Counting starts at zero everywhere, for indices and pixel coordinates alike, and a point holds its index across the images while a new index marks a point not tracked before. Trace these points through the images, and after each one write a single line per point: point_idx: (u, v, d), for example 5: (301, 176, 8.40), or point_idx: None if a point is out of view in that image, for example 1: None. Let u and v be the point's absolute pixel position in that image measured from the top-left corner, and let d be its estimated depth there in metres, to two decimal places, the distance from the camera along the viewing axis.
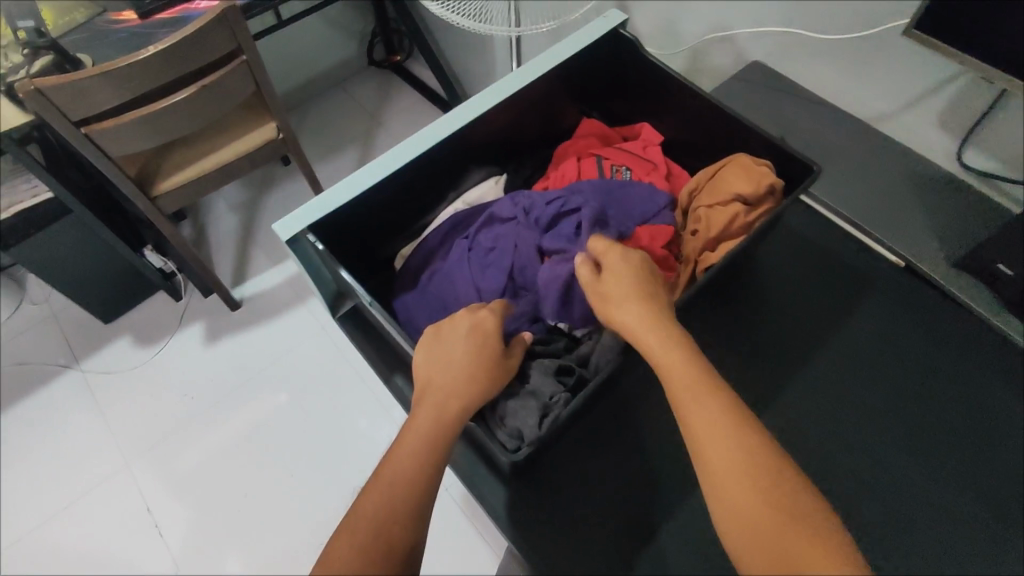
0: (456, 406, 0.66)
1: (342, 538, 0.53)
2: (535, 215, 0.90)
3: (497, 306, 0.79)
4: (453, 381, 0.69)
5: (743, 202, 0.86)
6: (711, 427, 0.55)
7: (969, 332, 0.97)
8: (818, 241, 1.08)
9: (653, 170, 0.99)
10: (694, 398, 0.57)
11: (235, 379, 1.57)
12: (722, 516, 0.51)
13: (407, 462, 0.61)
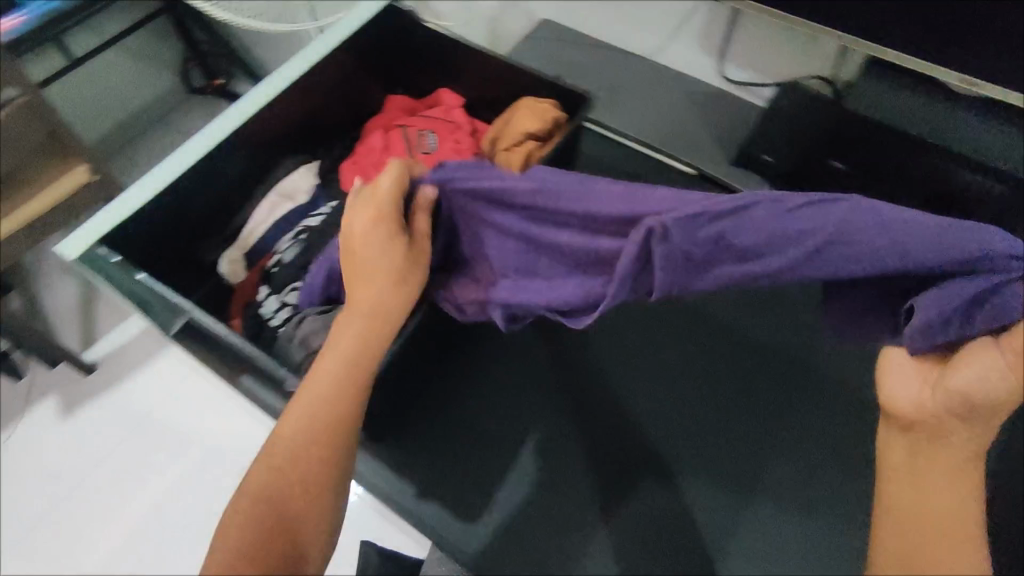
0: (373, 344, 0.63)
1: (247, 500, 0.54)
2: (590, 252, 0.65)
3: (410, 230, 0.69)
4: (370, 316, 0.64)
5: (536, 139, 0.94)
6: (943, 488, 0.42)
7: None
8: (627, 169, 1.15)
9: (456, 130, 1.03)
10: (953, 450, 0.42)
11: (95, 467, 1.13)
12: (887, 529, 0.43)
13: (314, 418, 0.58)
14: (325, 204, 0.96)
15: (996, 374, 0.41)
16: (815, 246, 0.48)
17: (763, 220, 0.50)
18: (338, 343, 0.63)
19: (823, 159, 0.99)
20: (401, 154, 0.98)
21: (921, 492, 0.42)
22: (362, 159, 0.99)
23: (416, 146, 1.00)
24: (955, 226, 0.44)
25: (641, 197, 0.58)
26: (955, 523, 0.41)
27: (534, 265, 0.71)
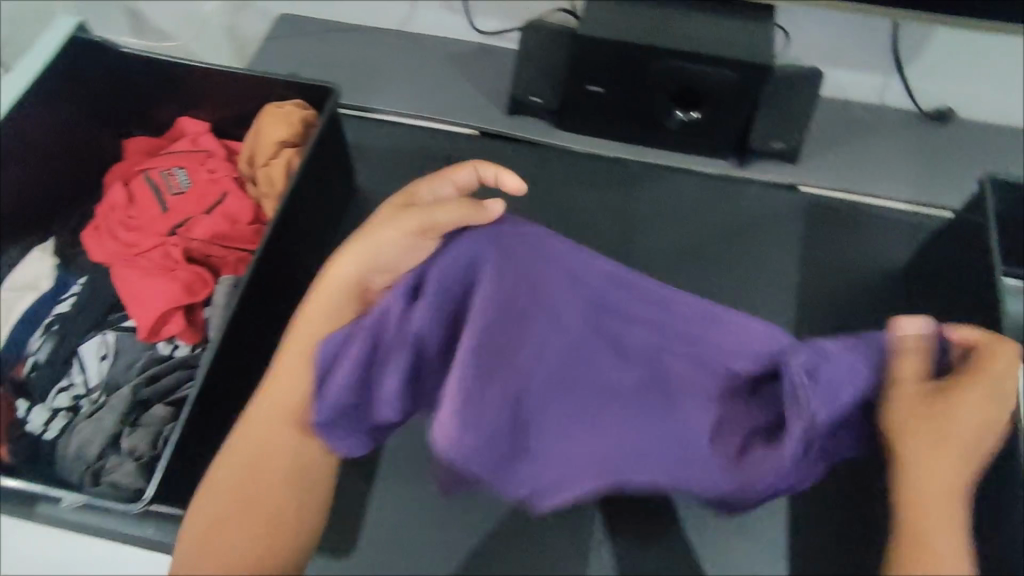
0: (323, 363, 0.64)
1: (225, 507, 0.61)
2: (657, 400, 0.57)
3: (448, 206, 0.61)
4: (344, 315, 0.65)
5: (293, 146, 0.88)
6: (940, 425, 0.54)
7: (546, 158, 1.09)
8: (411, 147, 1.10)
9: (209, 158, 0.93)
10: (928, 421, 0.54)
11: None
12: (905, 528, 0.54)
13: (270, 436, 0.63)
14: (72, 284, 0.83)
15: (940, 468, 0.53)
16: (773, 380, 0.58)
17: (632, 343, 0.58)
18: (300, 368, 0.64)
19: (580, 84, 1.01)
20: (150, 203, 0.87)
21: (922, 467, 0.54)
22: (105, 220, 0.86)
23: (165, 188, 0.88)
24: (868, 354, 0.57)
25: (571, 382, 0.56)
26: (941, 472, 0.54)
27: (491, 422, 0.53)
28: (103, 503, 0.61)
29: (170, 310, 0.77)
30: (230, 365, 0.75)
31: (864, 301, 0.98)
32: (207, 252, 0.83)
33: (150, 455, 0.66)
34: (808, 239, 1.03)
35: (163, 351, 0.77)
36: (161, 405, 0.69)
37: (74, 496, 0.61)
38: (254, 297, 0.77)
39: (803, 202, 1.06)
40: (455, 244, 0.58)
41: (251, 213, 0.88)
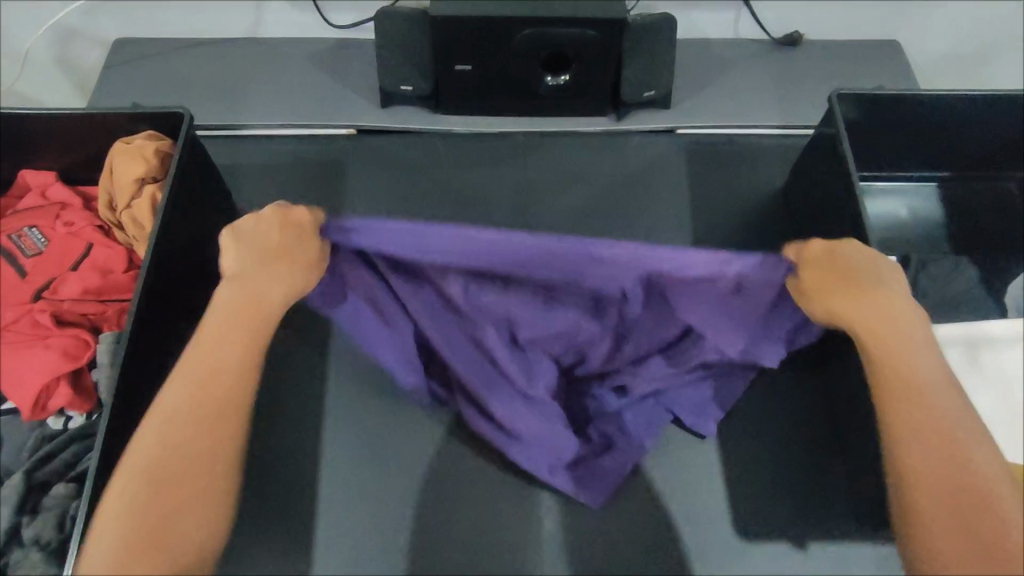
0: (242, 338, 0.66)
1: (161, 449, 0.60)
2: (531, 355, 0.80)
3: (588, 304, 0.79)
4: (235, 335, 0.66)
5: (154, 180, 0.82)
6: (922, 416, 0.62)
7: (431, 145, 1.08)
8: (289, 160, 1.05)
9: (65, 210, 0.85)
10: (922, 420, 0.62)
11: None
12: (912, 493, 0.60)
13: (205, 404, 0.63)
14: None
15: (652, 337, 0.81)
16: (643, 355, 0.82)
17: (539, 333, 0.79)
18: (249, 314, 0.67)
19: (448, 65, 1.00)
20: (7, 271, 0.80)
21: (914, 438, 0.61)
22: None
23: (17, 253, 0.81)
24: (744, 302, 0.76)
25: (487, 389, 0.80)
26: (946, 455, 0.60)
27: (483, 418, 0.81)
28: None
29: (51, 381, 0.70)
30: (133, 425, 0.70)
31: (752, 228, 1.03)
32: (81, 310, 0.77)
33: (57, 539, 0.61)
34: (691, 180, 1.07)
35: (56, 426, 0.71)
36: (63, 483, 0.63)
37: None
38: (142, 347, 0.72)
39: (684, 145, 1.10)
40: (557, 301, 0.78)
41: (123, 259, 0.82)
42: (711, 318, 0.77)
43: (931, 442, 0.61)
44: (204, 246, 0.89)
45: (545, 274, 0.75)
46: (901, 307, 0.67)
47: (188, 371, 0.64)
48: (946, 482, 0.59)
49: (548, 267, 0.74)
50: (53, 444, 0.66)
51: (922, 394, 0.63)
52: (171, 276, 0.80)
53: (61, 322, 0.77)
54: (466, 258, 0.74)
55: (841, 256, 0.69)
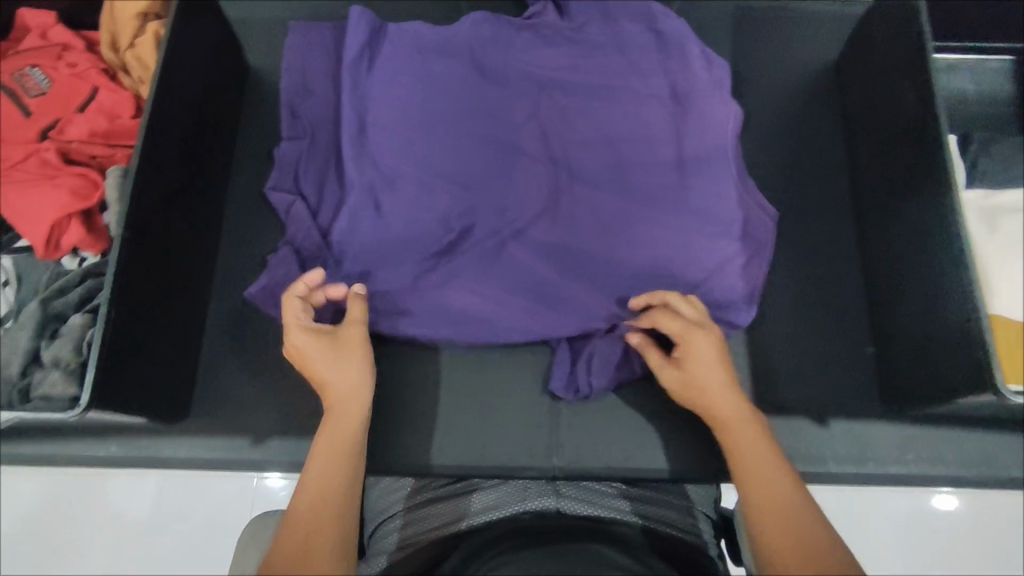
0: (348, 386, 0.63)
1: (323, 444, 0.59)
2: (555, 159, 0.85)
3: (500, 132, 0.86)
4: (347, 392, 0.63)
5: (157, 18, 0.79)
6: (753, 442, 0.58)
7: (452, 4, 0.99)
8: (301, 17, 0.98)
9: (67, 52, 0.81)
10: (750, 443, 0.58)
11: None
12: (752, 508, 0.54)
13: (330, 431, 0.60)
14: None
15: (711, 357, 0.65)
16: (597, 141, 0.86)
17: (526, 111, 0.87)
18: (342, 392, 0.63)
19: None
20: (10, 111, 0.76)
21: (745, 456, 0.57)
22: None
23: (17, 92, 0.77)
24: (651, 118, 0.86)
25: (577, 184, 0.84)
26: (753, 460, 0.57)
27: (587, 215, 0.83)
28: (36, 416, 0.57)
29: (61, 219, 0.68)
30: (150, 265, 0.70)
31: (799, 103, 0.95)
32: (91, 151, 0.75)
33: (76, 362, 0.61)
34: (735, 48, 0.98)
35: (70, 266, 0.70)
36: (79, 314, 0.64)
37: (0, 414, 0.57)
38: (150, 192, 0.71)
39: (730, 12, 1.00)
40: (471, 132, 0.86)
41: (130, 104, 0.79)
42: (670, 207, 0.82)
43: (752, 453, 0.57)
44: (215, 100, 0.85)
45: (569, 95, 0.88)
46: (712, 379, 0.63)
47: (330, 421, 0.62)
48: (761, 477, 0.55)
49: (599, 56, 0.89)
50: (68, 278, 0.66)
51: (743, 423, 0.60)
52: (178, 127, 0.77)
53: (70, 163, 0.74)
54: (448, 128, 0.86)
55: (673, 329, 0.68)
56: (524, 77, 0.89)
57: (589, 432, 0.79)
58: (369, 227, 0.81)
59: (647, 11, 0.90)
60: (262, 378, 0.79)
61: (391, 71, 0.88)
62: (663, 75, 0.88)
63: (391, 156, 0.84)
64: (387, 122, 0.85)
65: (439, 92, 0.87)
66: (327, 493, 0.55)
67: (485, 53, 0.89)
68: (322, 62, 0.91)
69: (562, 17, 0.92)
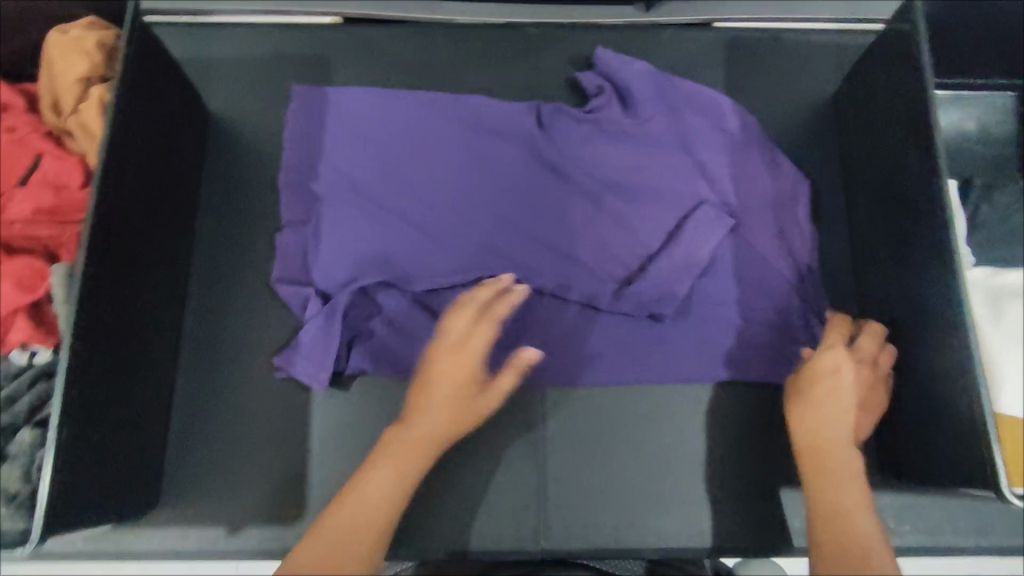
0: (448, 421, 0.65)
1: (388, 490, 0.62)
2: (598, 266, 0.82)
3: (531, 228, 0.83)
4: (478, 396, 0.66)
5: (102, 81, 0.72)
6: (847, 500, 0.60)
7: (423, 39, 0.92)
8: (261, 56, 0.91)
9: (7, 115, 0.74)
10: (844, 492, 0.61)
11: None
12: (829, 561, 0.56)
13: (399, 467, 0.63)
14: None
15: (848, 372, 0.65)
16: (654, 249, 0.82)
17: (581, 215, 0.84)
18: (413, 452, 0.64)
19: None
20: None
21: (830, 509, 0.60)
22: None
23: None
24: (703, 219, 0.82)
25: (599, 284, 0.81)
26: (854, 528, 0.58)
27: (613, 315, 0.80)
28: None
29: (7, 315, 0.64)
30: (104, 365, 0.65)
31: (793, 144, 0.91)
32: (37, 229, 0.69)
33: (27, 489, 0.60)
34: (727, 84, 0.93)
35: (18, 361, 0.65)
36: (28, 429, 0.61)
37: None
38: (105, 283, 0.65)
39: (722, 44, 0.95)
40: (517, 234, 0.82)
41: (78, 172, 0.72)
42: (706, 311, 0.81)
43: (843, 502, 0.60)
44: (173, 161, 0.79)
45: (631, 201, 0.84)
46: (844, 404, 0.64)
47: (406, 441, 0.65)
48: (853, 544, 0.57)
49: (663, 157, 0.86)
50: (15, 386, 0.63)
51: (842, 479, 0.61)
52: (131, 202, 0.71)
53: (16, 246, 0.69)
54: (492, 227, 0.82)
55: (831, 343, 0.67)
56: (589, 179, 0.85)
57: (578, 508, 0.77)
58: (389, 324, 0.78)
59: (719, 111, 0.88)
60: (238, 462, 0.75)
61: (441, 165, 0.84)
62: (732, 181, 0.85)
63: (424, 250, 0.80)
64: (436, 228, 0.82)
65: (490, 192, 0.84)
66: (341, 555, 0.57)
67: (548, 149, 0.86)
68: (352, 152, 0.84)
69: (626, 110, 0.88)
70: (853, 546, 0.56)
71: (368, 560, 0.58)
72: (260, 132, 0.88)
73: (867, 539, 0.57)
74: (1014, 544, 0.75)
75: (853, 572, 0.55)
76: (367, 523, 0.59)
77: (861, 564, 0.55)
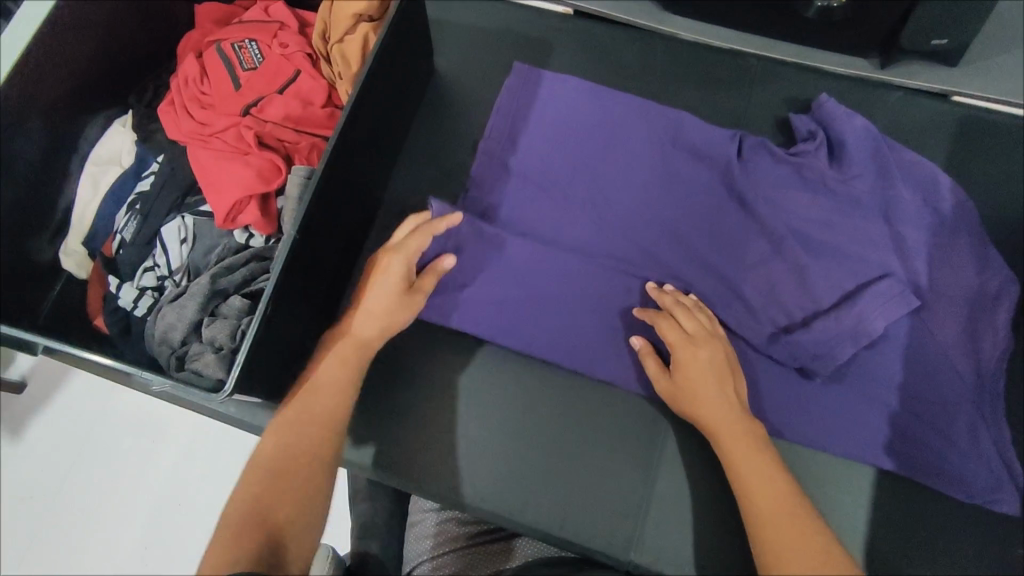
0: (387, 299, 0.73)
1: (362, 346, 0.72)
2: (760, 310, 0.79)
3: (705, 253, 0.82)
4: (401, 304, 0.74)
5: (369, 20, 0.81)
6: (760, 474, 0.65)
7: (644, 45, 0.94)
8: (493, 29, 0.97)
9: (282, 31, 0.85)
10: (751, 471, 0.65)
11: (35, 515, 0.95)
12: (769, 554, 0.60)
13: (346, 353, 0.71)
14: (151, 163, 0.81)
15: (704, 364, 0.71)
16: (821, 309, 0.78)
17: (757, 253, 0.82)
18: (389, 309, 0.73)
19: None
20: (223, 79, 0.81)
21: (750, 493, 0.64)
22: (176, 94, 0.81)
23: (234, 63, 0.82)
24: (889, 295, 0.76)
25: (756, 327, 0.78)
26: (773, 505, 0.63)
27: (764, 365, 0.78)
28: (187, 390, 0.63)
29: (244, 198, 0.74)
30: (306, 263, 0.73)
31: (1008, 240, 0.83)
32: (283, 133, 0.79)
33: (228, 346, 0.68)
34: (948, 160, 0.87)
35: (239, 240, 0.75)
36: (239, 297, 0.70)
37: (161, 382, 0.63)
38: (328, 194, 0.74)
39: (955, 118, 0.89)
40: (689, 255, 0.82)
41: (324, 94, 0.82)
42: (863, 388, 0.76)
43: (754, 474, 0.65)
44: (398, 103, 0.87)
45: (813, 254, 0.80)
46: (711, 390, 0.70)
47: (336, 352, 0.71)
48: (782, 528, 0.61)
49: (859, 217, 0.82)
50: (239, 258, 0.72)
51: (745, 447, 0.67)
52: (362, 129, 0.79)
53: (262, 142, 0.79)
54: (664, 242, 0.83)
55: (683, 354, 0.72)
56: (776, 219, 0.82)
57: (679, 538, 0.75)
58: (543, 307, 0.81)
59: (930, 184, 0.83)
60: (376, 381, 0.81)
61: (628, 169, 0.86)
62: (926, 261, 0.80)
63: (595, 245, 0.83)
64: (611, 230, 0.84)
65: (670, 209, 0.84)
66: (326, 414, 0.67)
67: (740, 179, 0.84)
68: (551, 136, 0.88)
69: (832, 161, 0.85)
70: (783, 535, 0.60)
71: (343, 405, 0.68)
72: (474, 95, 0.95)
73: (792, 518, 0.61)
74: None
75: (783, 556, 0.59)
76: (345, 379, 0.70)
77: (811, 551, 0.59)
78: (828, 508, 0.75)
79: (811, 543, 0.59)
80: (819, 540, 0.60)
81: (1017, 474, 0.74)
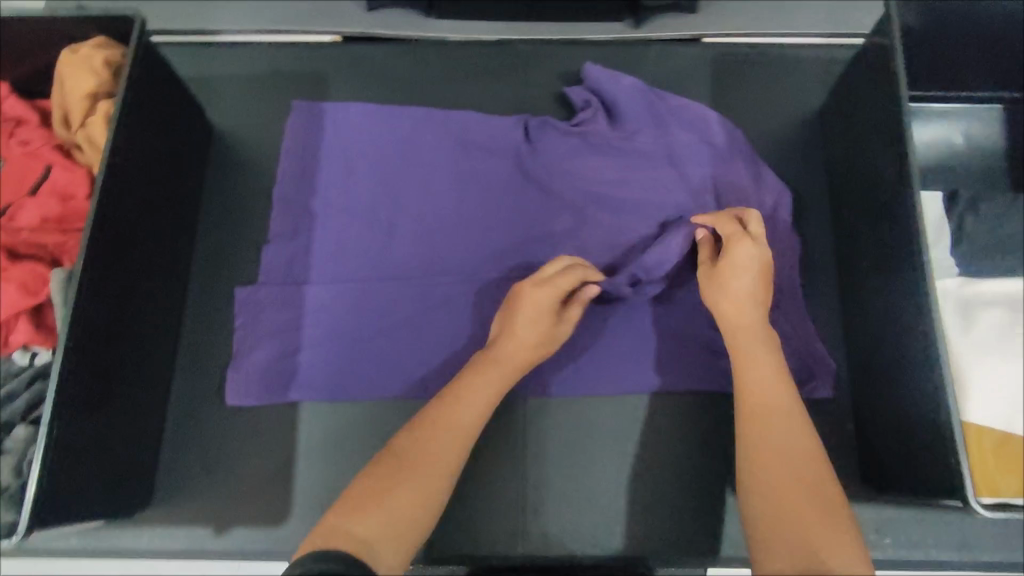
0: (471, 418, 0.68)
1: (447, 453, 0.65)
2: None
3: (518, 241, 0.85)
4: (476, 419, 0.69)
5: (108, 96, 0.76)
6: (782, 405, 0.63)
7: (416, 56, 0.95)
8: (264, 73, 0.94)
9: (21, 128, 0.79)
10: (780, 400, 0.63)
11: None
12: (765, 475, 0.58)
13: (430, 449, 0.64)
14: None
15: (747, 291, 0.70)
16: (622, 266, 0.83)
17: (563, 226, 0.85)
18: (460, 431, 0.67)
19: None
20: None
21: (761, 412, 0.63)
22: None
23: None
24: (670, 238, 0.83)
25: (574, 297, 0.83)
26: (793, 436, 0.60)
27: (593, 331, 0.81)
28: None
29: (13, 317, 0.70)
30: (99, 369, 0.68)
31: (779, 157, 0.92)
32: (44, 236, 0.74)
33: (17, 482, 0.66)
34: (714, 98, 0.95)
35: (21, 362, 0.70)
36: (23, 426, 0.67)
37: None
38: (102, 291, 0.69)
39: (711, 58, 0.96)
40: (503, 246, 0.85)
41: (84, 182, 0.75)
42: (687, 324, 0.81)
43: (782, 403, 0.63)
44: (173, 172, 0.83)
45: (612, 214, 0.85)
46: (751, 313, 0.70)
47: (418, 450, 0.64)
48: (787, 456, 0.59)
49: (647, 167, 0.87)
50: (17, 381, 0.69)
51: (775, 379, 0.65)
52: (131, 211, 0.74)
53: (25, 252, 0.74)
54: (477, 241, 0.85)
55: (744, 253, 0.70)
56: (572, 191, 0.86)
57: (559, 514, 0.78)
58: (374, 336, 0.81)
59: (702, 121, 0.88)
60: (230, 461, 0.78)
61: (426, 179, 0.87)
62: (714, 192, 0.86)
63: (411, 262, 0.84)
64: (422, 243, 0.85)
65: (473, 207, 0.86)
66: (406, 515, 0.59)
67: (530, 162, 0.88)
68: (344, 168, 0.88)
69: (612, 123, 0.90)
70: (789, 460, 0.58)
71: (424, 506, 0.61)
72: (261, 144, 0.92)
73: (802, 447, 0.59)
74: (996, 559, 0.76)
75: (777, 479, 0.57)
76: (425, 479, 0.62)
77: (811, 484, 0.57)
78: (681, 446, 0.80)
79: (813, 476, 0.57)
80: (823, 476, 0.58)
81: (824, 361, 0.80)
